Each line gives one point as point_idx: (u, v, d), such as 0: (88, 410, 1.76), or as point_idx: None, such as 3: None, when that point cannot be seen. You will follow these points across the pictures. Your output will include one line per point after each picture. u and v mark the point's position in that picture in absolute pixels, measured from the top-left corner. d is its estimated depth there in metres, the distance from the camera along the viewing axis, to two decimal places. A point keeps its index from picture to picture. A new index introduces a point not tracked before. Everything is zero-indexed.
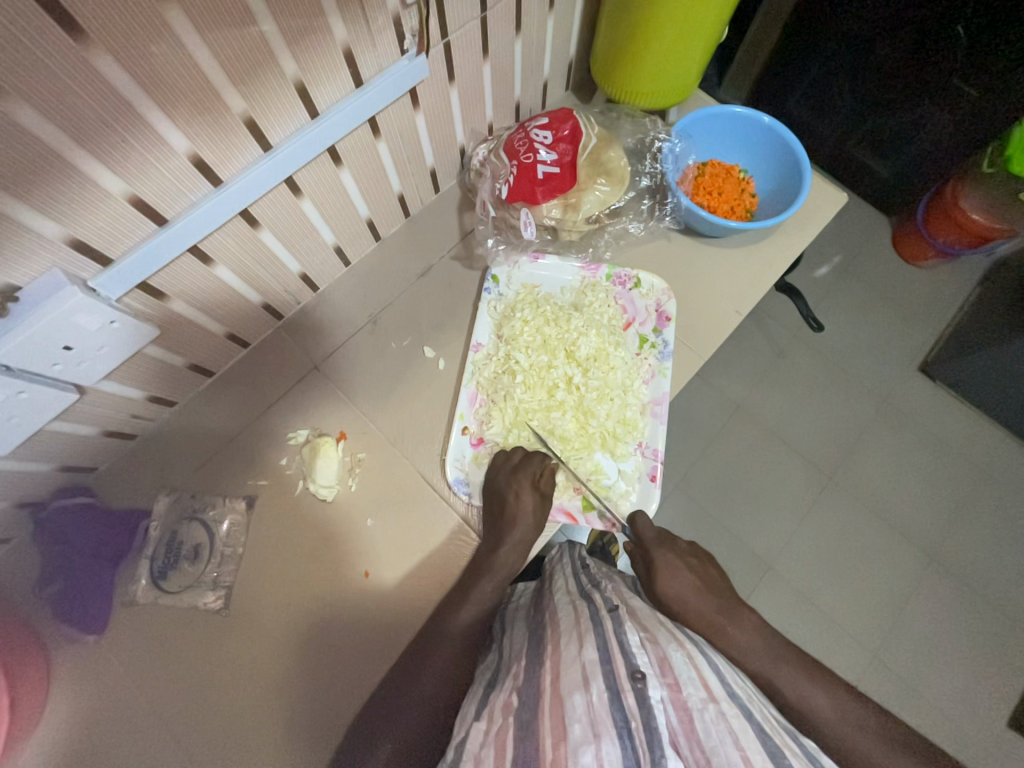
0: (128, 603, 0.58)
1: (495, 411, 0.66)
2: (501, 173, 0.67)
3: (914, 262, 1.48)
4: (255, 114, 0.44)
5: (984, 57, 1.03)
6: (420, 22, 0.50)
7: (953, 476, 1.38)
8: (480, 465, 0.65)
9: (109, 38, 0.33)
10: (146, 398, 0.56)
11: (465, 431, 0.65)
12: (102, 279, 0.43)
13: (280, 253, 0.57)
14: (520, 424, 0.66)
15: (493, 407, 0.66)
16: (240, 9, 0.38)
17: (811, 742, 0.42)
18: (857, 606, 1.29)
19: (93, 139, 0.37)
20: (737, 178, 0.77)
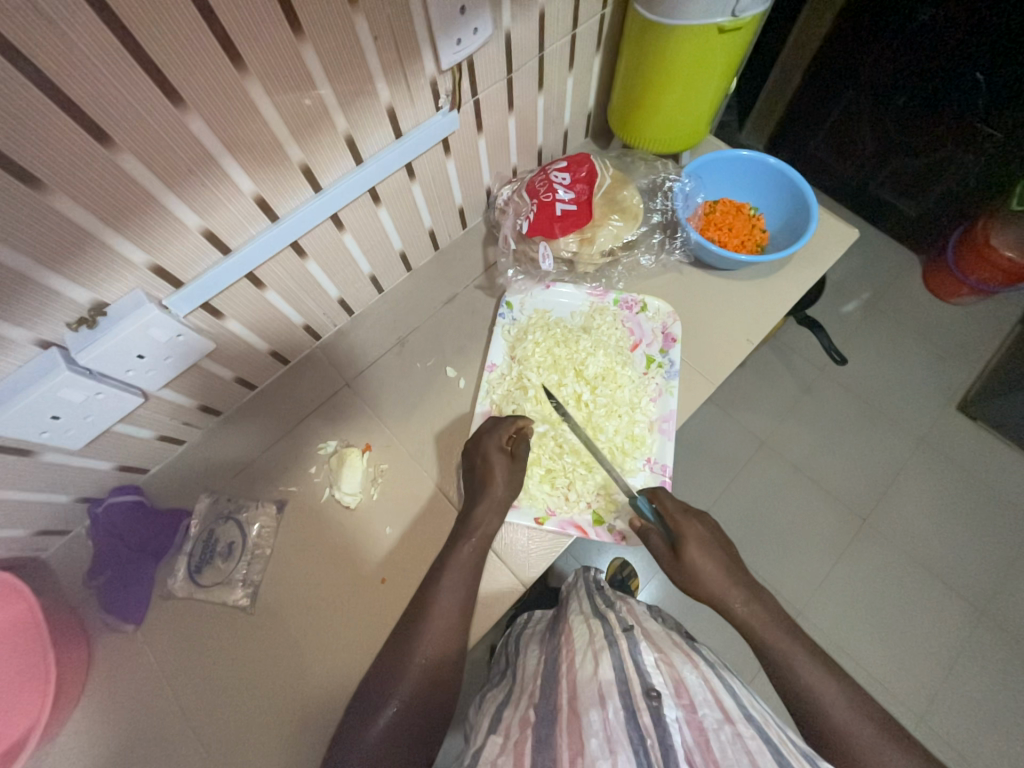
0: (166, 595, 0.62)
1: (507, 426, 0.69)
2: (523, 210, 0.73)
3: (946, 299, 1.46)
4: (310, 162, 0.52)
5: (1006, 97, 1.05)
6: (453, 85, 0.58)
7: (1001, 522, 1.30)
8: None
9: (201, 104, 0.41)
10: (197, 406, 0.63)
11: None
12: (174, 299, 0.50)
13: (322, 280, 0.64)
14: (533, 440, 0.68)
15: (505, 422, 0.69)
16: (303, 78, 0.45)
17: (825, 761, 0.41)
18: (899, 661, 1.20)
19: (180, 183, 0.44)
20: (748, 215, 0.81)
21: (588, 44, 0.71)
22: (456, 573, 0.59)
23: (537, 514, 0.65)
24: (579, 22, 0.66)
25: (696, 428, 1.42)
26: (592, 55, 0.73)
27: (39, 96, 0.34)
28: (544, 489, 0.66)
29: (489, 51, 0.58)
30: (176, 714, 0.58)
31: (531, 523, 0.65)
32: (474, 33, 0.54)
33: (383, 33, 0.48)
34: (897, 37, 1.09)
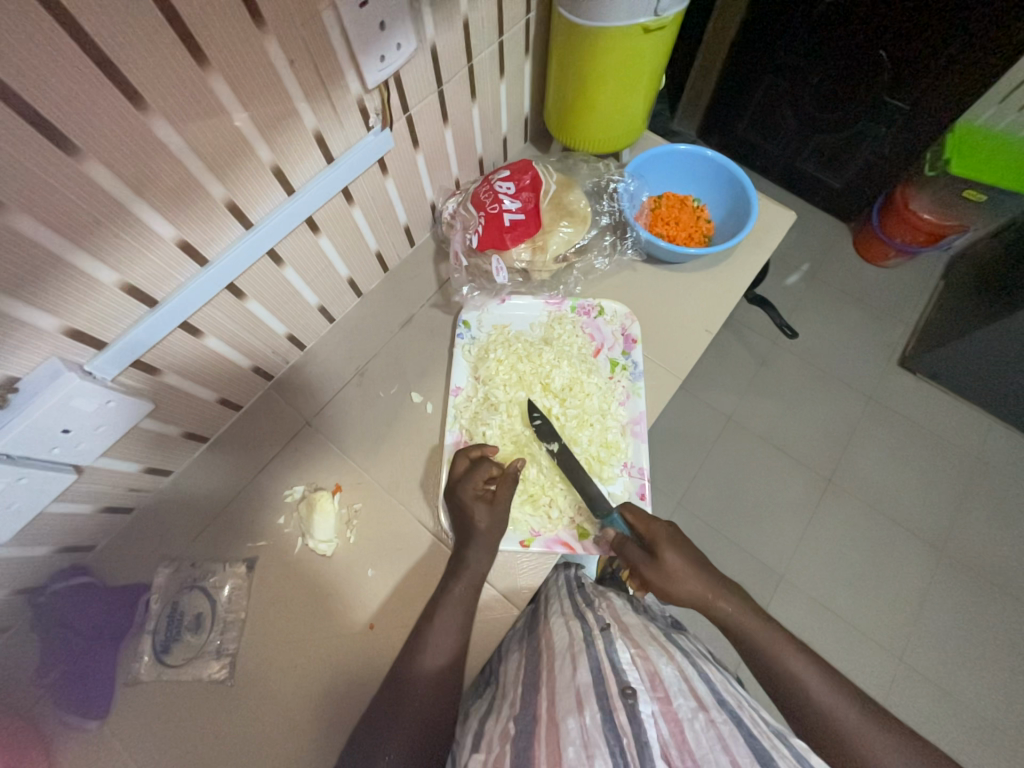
0: (130, 681, 0.56)
1: None
2: (470, 224, 0.72)
3: (877, 263, 1.55)
4: (236, 198, 0.48)
5: (911, 70, 1.12)
6: (382, 103, 0.55)
7: (948, 465, 1.40)
8: None
9: (98, 149, 0.37)
10: (145, 468, 0.58)
11: None
12: (97, 361, 0.46)
13: (265, 317, 0.60)
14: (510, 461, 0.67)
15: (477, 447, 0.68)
16: (216, 109, 0.41)
17: (796, 737, 0.41)
18: (876, 609, 1.27)
19: (88, 238, 0.40)
20: (692, 207, 0.82)
21: (516, 49, 0.70)
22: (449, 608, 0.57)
23: (522, 536, 0.64)
24: (505, 29, 0.65)
25: (664, 414, 1.45)
26: (521, 60, 0.72)
27: None
28: (526, 510, 0.65)
29: (416, 65, 0.56)
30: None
31: (517, 546, 0.64)
32: (398, 49, 0.52)
33: (299, 56, 0.44)
34: (810, 19, 1.17)
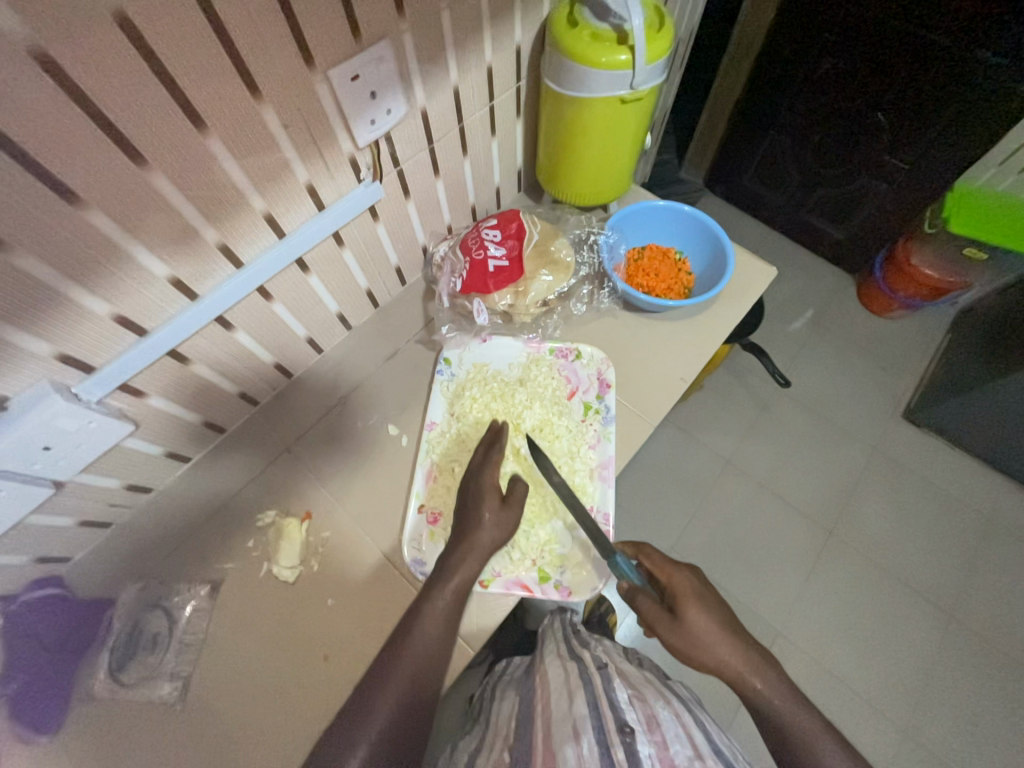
0: (87, 697, 0.57)
1: (448, 486, 0.69)
2: (457, 268, 0.75)
3: (880, 314, 1.55)
4: (228, 240, 0.52)
5: (908, 132, 1.18)
6: (373, 159, 0.60)
7: (956, 525, 1.35)
8: (436, 541, 0.66)
9: (101, 200, 0.41)
10: (124, 485, 0.60)
11: (421, 508, 0.68)
12: (84, 384, 0.49)
13: (254, 348, 0.63)
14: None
15: (446, 482, 0.70)
16: (212, 166, 0.46)
17: None
18: (877, 675, 1.21)
19: (86, 275, 0.44)
20: (674, 259, 0.85)
21: (507, 111, 0.75)
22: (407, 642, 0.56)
23: (483, 576, 0.64)
24: (496, 94, 0.70)
25: (661, 456, 1.45)
26: (513, 120, 0.77)
27: None
28: None
29: (407, 125, 0.61)
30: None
31: (477, 588, 0.63)
32: (388, 113, 0.57)
33: (293, 119, 0.50)
34: (809, 85, 1.26)
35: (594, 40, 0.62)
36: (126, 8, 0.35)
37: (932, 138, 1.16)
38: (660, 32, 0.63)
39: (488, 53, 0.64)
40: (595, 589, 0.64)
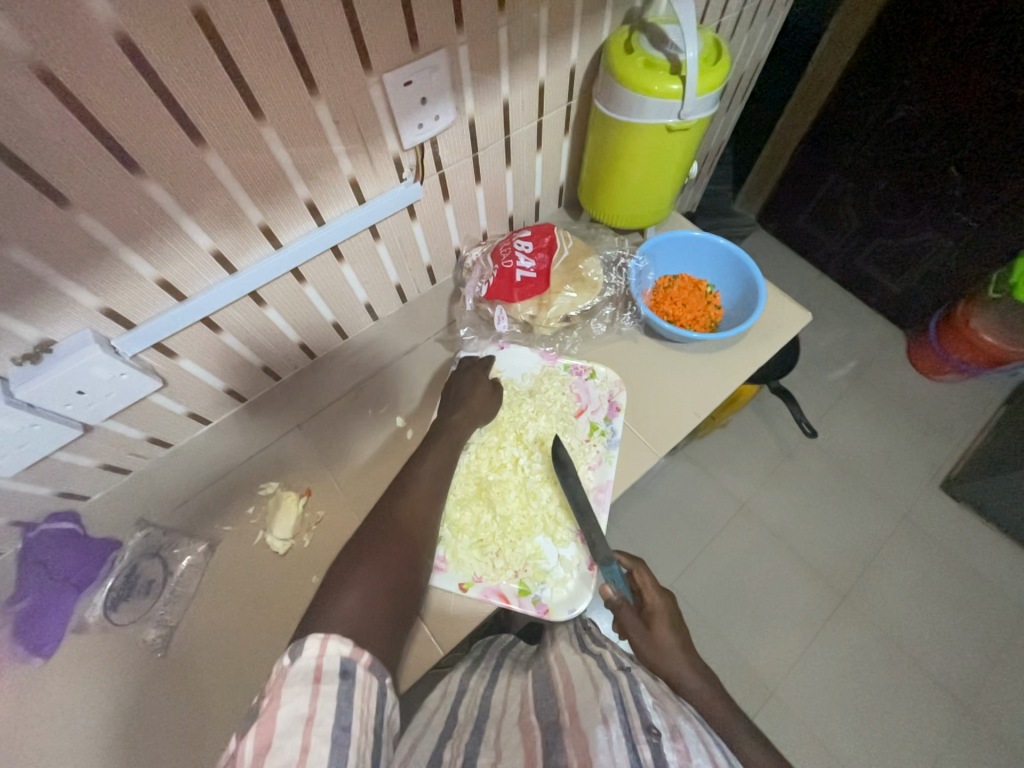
0: (81, 628, 0.61)
1: None
2: (485, 274, 0.77)
3: (929, 375, 1.47)
4: (270, 222, 0.55)
5: (981, 188, 1.12)
6: (417, 160, 0.63)
7: (987, 612, 1.24)
8: None
9: (159, 173, 0.45)
10: (146, 439, 0.64)
11: None
12: (122, 338, 0.53)
13: (282, 326, 0.67)
14: (468, 501, 0.69)
15: None
16: (263, 152, 0.49)
17: None
18: (875, 758, 1.13)
19: (137, 239, 0.48)
20: (704, 292, 0.84)
21: (556, 128, 0.77)
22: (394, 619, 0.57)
23: (462, 579, 0.64)
24: (545, 110, 0.72)
25: (672, 489, 1.41)
26: (561, 137, 0.79)
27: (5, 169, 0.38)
28: (472, 554, 0.65)
29: (453, 132, 0.63)
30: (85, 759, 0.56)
31: (455, 590, 0.64)
32: (436, 119, 0.60)
33: (343, 117, 0.52)
34: (878, 130, 1.22)
35: (648, 68, 0.63)
36: (205, 5, 0.38)
37: (1009, 196, 1.09)
38: (716, 63, 0.63)
39: (541, 71, 0.66)
40: (574, 610, 0.63)
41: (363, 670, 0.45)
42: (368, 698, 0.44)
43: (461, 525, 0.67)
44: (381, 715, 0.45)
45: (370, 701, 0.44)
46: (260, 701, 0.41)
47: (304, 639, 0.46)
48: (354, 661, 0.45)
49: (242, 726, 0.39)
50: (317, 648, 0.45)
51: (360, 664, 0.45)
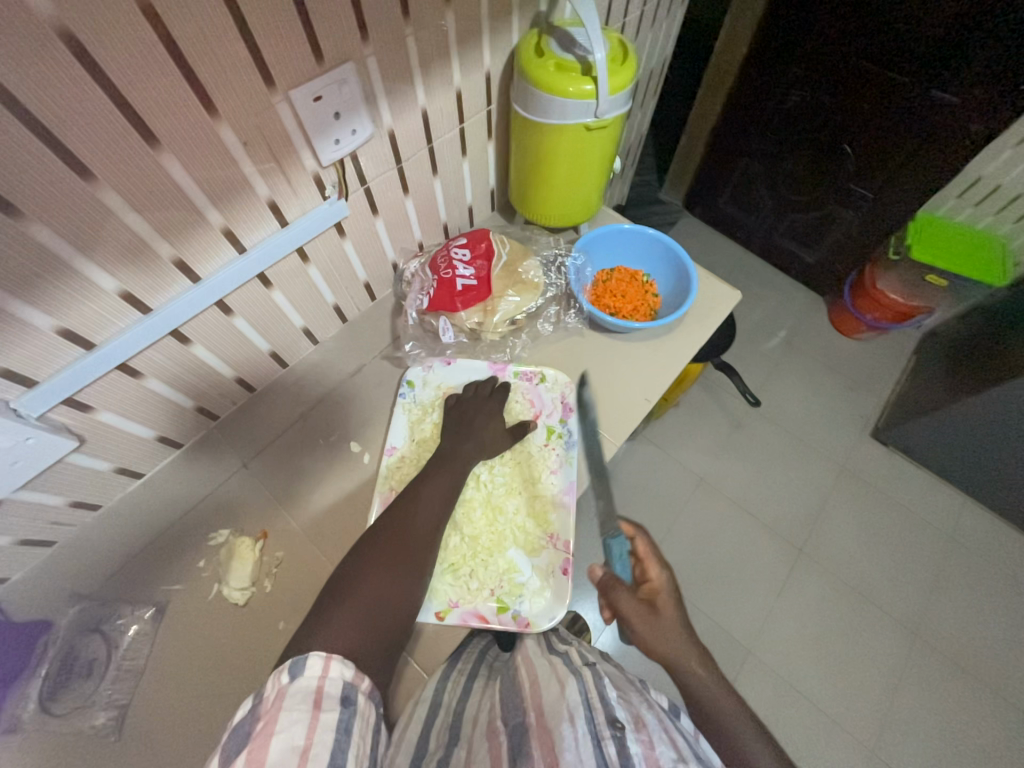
0: (13, 728, 0.54)
1: None
2: (426, 285, 0.76)
3: (849, 335, 1.60)
4: (184, 254, 0.52)
5: (871, 162, 1.23)
6: (339, 177, 0.61)
7: (922, 543, 1.38)
8: None
9: (43, 214, 0.41)
10: (68, 503, 0.58)
11: None
12: (25, 399, 0.47)
13: (213, 363, 0.62)
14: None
15: None
16: (164, 181, 0.46)
17: None
18: (846, 693, 1.22)
19: (27, 289, 0.43)
20: (641, 282, 0.86)
21: (478, 134, 0.77)
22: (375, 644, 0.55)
23: (438, 608, 0.62)
24: (466, 117, 0.72)
25: (636, 472, 1.45)
26: (485, 142, 0.79)
27: None
28: (445, 580, 0.64)
29: (373, 145, 0.62)
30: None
31: (432, 619, 0.62)
32: (353, 133, 0.58)
33: (252, 138, 0.50)
34: (778, 116, 1.32)
35: (560, 71, 0.64)
36: (75, 29, 0.35)
37: (896, 168, 1.21)
38: (624, 63, 0.65)
39: (456, 79, 0.66)
40: (555, 618, 0.62)
41: (362, 698, 0.45)
42: (365, 731, 0.43)
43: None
44: (374, 746, 0.44)
45: (367, 732, 0.43)
46: (252, 723, 0.40)
47: (311, 655, 0.45)
48: (355, 688, 0.45)
49: (230, 750, 0.38)
50: (320, 667, 0.44)
51: (361, 691, 0.45)
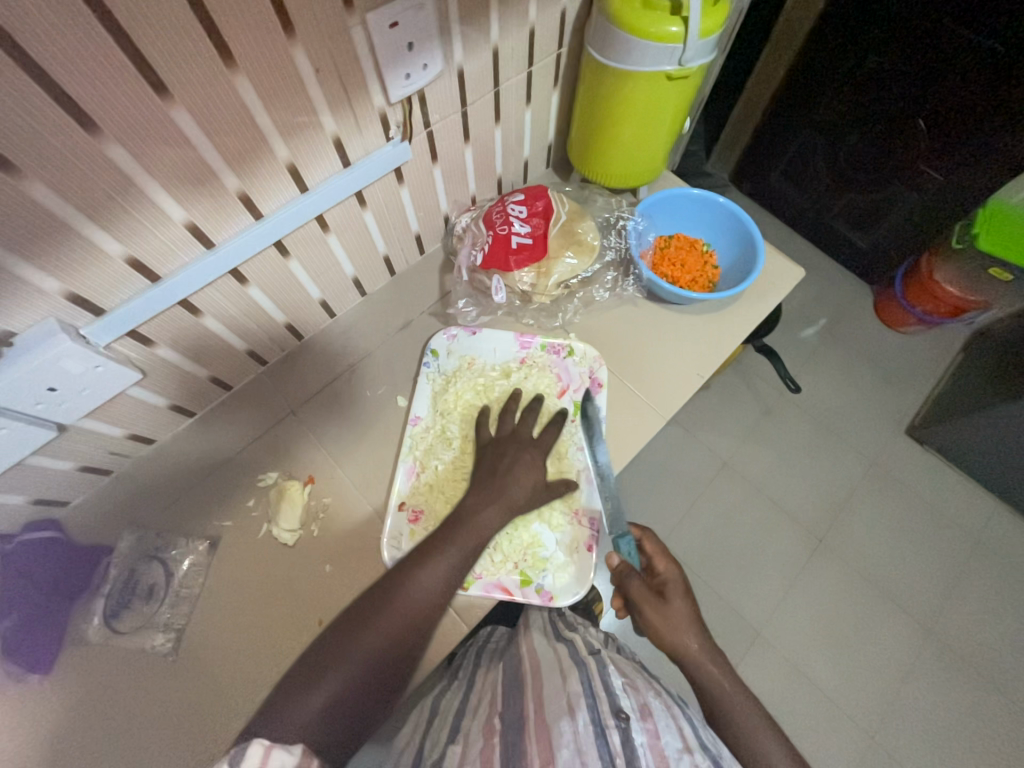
0: (78, 641, 0.57)
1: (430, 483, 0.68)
2: (479, 241, 0.73)
3: (894, 327, 1.52)
4: (249, 189, 0.50)
5: (945, 143, 1.14)
6: (404, 117, 0.58)
7: (947, 543, 1.35)
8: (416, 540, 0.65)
9: (120, 132, 0.39)
10: (127, 435, 0.59)
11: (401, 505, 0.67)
12: (93, 327, 0.48)
13: (267, 307, 0.62)
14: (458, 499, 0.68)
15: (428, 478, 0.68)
16: (238, 108, 0.44)
17: None
18: (853, 681, 1.23)
19: (100, 212, 0.42)
20: (701, 251, 0.83)
21: (545, 80, 0.72)
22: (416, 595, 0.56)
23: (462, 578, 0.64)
24: (535, 59, 0.67)
25: (660, 451, 1.44)
26: (549, 90, 0.74)
27: None
28: None
29: (441, 84, 0.58)
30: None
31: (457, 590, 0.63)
32: (424, 69, 0.54)
33: (325, 65, 0.47)
34: (846, 90, 1.23)
35: (647, 8, 0.59)
36: None
37: (968, 155, 1.13)
38: (717, 4, 0.59)
39: (532, 15, 0.61)
40: (578, 593, 0.64)
41: None
42: None
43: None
44: None
45: None
46: None
47: (242, 745, 0.38)
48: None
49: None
50: (259, 757, 0.37)
51: None
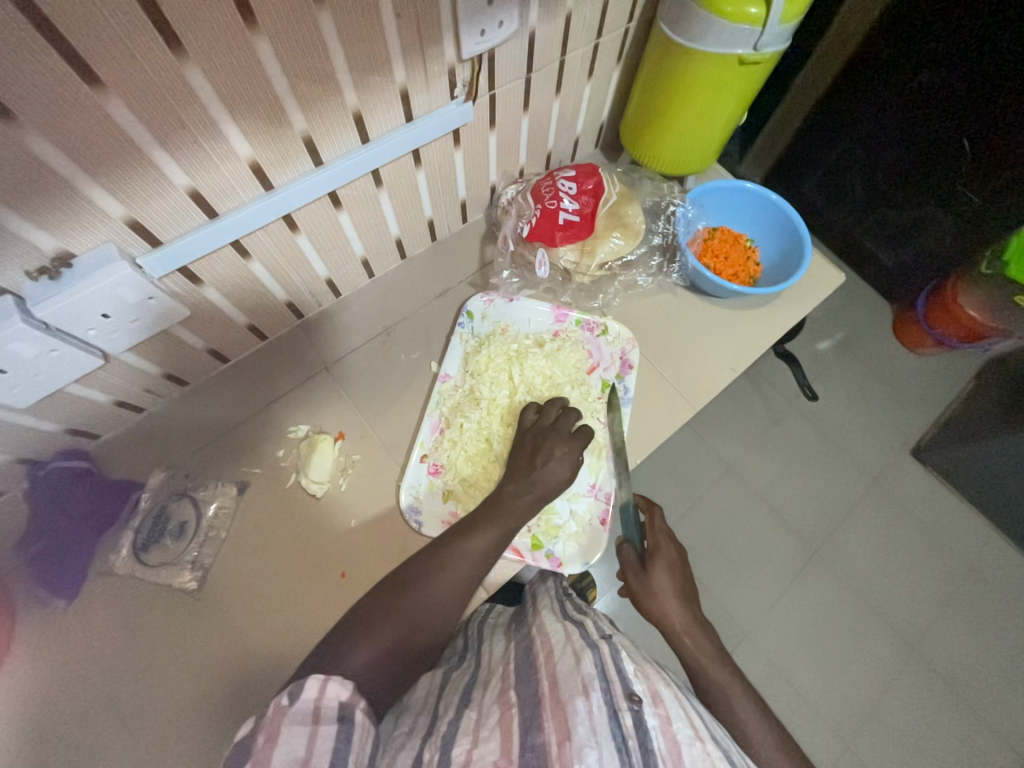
0: (105, 571, 0.58)
1: (452, 441, 0.69)
2: (526, 213, 0.73)
3: (911, 347, 1.52)
4: (313, 133, 0.49)
5: (989, 164, 1.07)
6: (471, 75, 0.56)
7: (940, 564, 1.36)
8: (434, 493, 0.67)
9: (203, 55, 0.38)
10: (162, 374, 0.59)
11: (423, 458, 0.68)
12: (149, 258, 0.47)
13: (312, 257, 0.61)
14: (479, 460, 0.68)
15: (451, 437, 0.69)
16: (318, 46, 0.43)
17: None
18: (834, 688, 1.25)
19: (171, 138, 0.41)
20: (745, 246, 0.83)
21: (609, 55, 0.70)
22: (438, 562, 0.56)
23: None
24: (604, 31, 0.66)
25: (667, 448, 1.44)
26: (611, 67, 0.73)
27: (40, 40, 0.32)
28: None
29: (512, 46, 0.57)
30: (122, 692, 0.55)
31: None
32: (499, 26, 0.53)
33: (406, 11, 0.46)
34: (886, 98, 1.13)
35: None
36: None
37: (1007, 179, 1.07)
38: None
39: None
40: (586, 562, 0.66)
41: (362, 717, 0.38)
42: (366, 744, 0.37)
43: (473, 482, 0.67)
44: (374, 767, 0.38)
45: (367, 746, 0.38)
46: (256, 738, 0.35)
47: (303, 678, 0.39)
48: (353, 707, 0.38)
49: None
50: (316, 689, 0.38)
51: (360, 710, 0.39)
